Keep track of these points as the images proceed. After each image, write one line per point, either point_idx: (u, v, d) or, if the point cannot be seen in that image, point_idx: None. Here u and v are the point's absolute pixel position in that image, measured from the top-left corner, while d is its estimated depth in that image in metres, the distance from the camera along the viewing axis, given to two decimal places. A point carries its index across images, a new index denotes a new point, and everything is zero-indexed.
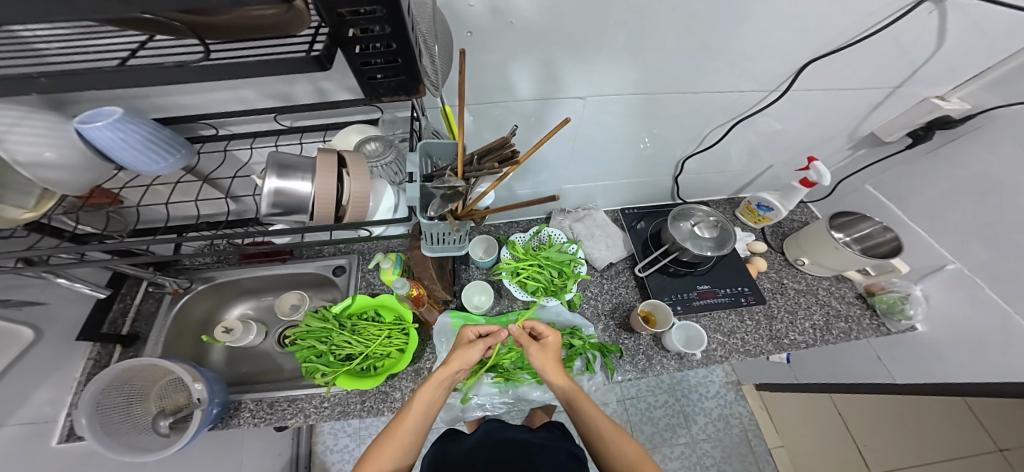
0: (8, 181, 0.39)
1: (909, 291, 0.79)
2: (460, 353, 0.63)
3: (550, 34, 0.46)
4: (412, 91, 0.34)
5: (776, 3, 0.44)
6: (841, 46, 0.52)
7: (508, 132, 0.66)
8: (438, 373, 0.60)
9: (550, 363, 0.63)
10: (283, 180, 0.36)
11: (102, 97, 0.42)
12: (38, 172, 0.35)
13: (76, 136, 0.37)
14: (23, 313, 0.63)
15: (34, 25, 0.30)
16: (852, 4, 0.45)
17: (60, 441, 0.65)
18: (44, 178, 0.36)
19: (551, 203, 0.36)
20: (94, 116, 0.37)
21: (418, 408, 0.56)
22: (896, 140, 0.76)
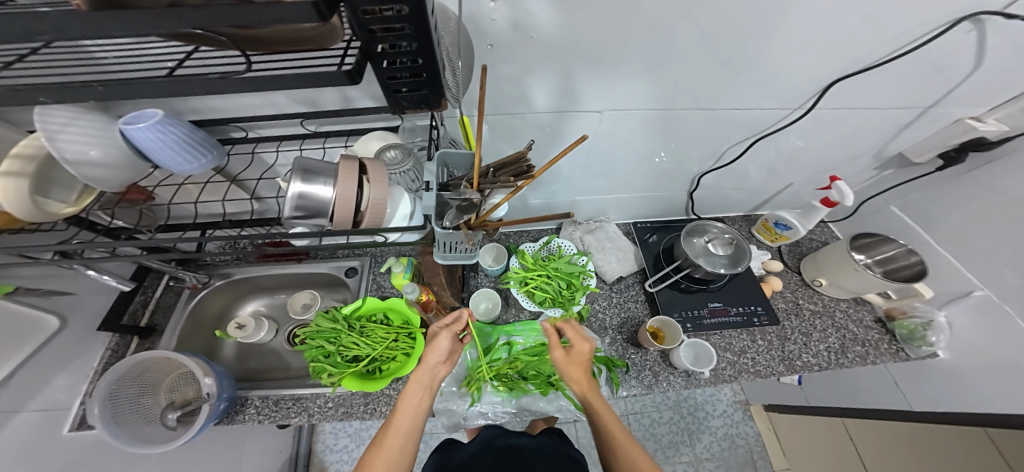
0: (52, 175, 0.41)
1: (933, 318, 0.75)
2: (432, 345, 0.62)
3: (570, 48, 0.47)
4: (434, 105, 0.34)
5: (805, 20, 0.44)
6: (870, 65, 0.52)
7: (524, 148, 0.67)
8: (416, 371, 0.59)
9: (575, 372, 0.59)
10: (307, 184, 0.38)
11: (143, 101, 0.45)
12: (82, 169, 0.36)
13: (120, 137, 0.39)
14: (51, 302, 0.67)
15: (99, 39, 0.34)
16: (884, 21, 0.45)
17: (71, 429, 0.67)
18: (86, 176, 0.37)
19: (567, 220, 0.41)
20: (136, 117, 0.39)
21: (405, 410, 0.56)
22: (927, 161, 0.74)
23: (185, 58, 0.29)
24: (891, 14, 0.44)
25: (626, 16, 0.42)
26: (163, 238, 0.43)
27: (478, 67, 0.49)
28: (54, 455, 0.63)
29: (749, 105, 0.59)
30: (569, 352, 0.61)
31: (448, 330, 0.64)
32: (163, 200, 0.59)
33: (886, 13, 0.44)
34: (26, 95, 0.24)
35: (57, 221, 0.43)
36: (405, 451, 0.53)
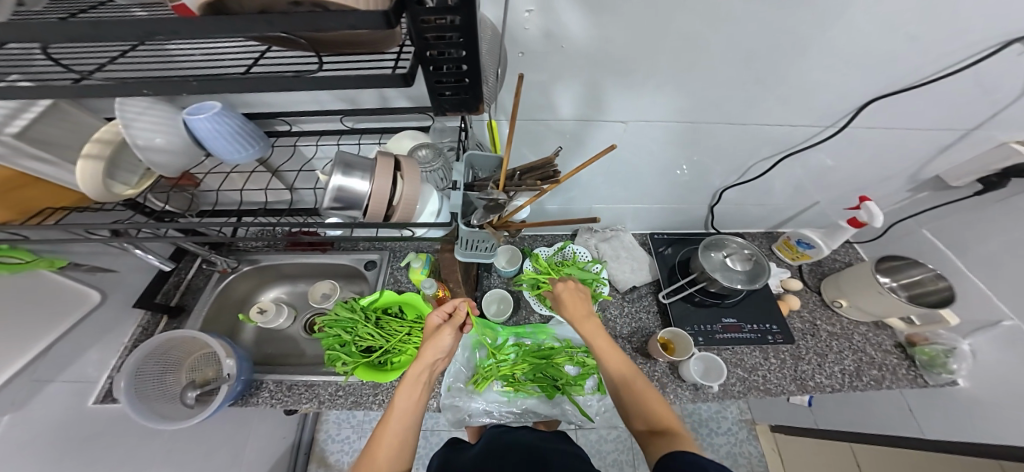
0: (120, 159, 0.46)
1: (956, 346, 0.75)
2: (429, 340, 0.64)
3: (602, 59, 0.48)
4: (473, 109, 0.36)
5: (843, 36, 0.44)
6: (912, 84, 0.51)
7: (552, 153, 0.69)
8: (412, 368, 0.60)
9: (570, 311, 0.67)
10: (346, 177, 0.40)
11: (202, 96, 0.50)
12: (148, 155, 0.41)
13: (182, 127, 0.43)
14: (95, 278, 0.72)
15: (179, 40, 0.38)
16: (929, 39, 0.44)
17: (96, 402, 0.70)
18: (152, 161, 0.42)
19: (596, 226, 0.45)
20: (197, 108, 0.43)
21: (402, 406, 0.56)
22: (965, 185, 0.72)
23: (258, 59, 0.32)
24: (927, 38, 0.44)
25: (659, 31, 0.43)
26: (207, 222, 0.46)
27: (515, 75, 0.51)
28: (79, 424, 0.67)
29: (778, 121, 0.59)
30: (558, 294, 0.70)
31: (448, 325, 0.65)
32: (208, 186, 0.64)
33: (930, 34, 0.43)
34: (132, 87, 0.28)
35: (121, 201, 0.48)
36: (404, 445, 0.54)
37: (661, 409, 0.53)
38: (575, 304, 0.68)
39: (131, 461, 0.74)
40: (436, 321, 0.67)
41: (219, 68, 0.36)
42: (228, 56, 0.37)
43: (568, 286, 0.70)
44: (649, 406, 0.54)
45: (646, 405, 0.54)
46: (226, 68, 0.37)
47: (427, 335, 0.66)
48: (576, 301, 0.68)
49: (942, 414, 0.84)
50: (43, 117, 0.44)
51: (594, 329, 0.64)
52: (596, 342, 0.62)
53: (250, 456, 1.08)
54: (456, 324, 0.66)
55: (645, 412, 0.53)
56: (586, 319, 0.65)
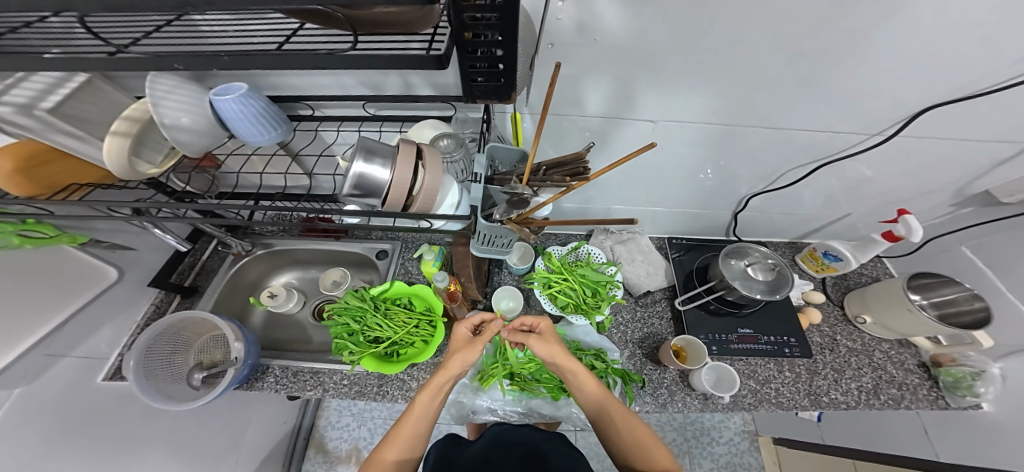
0: (146, 136, 0.46)
1: (986, 368, 0.70)
2: (456, 352, 0.62)
3: (637, 54, 0.46)
4: (504, 97, 0.34)
5: (902, 33, 0.40)
6: (972, 94, 0.48)
7: (581, 149, 0.67)
8: (436, 375, 0.59)
9: (555, 349, 0.62)
10: (366, 163, 0.39)
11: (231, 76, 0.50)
12: (175, 133, 0.42)
13: (209, 107, 0.44)
14: (114, 255, 0.74)
15: (208, 14, 0.37)
16: (999, 43, 0.40)
17: (105, 378, 0.71)
18: (178, 140, 0.43)
19: (629, 225, 0.43)
20: (225, 89, 0.44)
21: (418, 412, 0.56)
22: (1018, 203, 0.67)
23: (290, 35, 0.32)
24: (998, 44, 0.40)
25: (701, 26, 0.41)
26: (223, 205, 0.46)
27: (550, 66, 0.49)
28: (90, 398, 0.69)
29: (816, 126, 0.57)
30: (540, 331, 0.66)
31: (480, 340, 0.63)
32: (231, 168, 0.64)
33: (1009, 35, 0.39)
34: (164, 61, 0.28)
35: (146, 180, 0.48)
36: (414, 448, 0.55)
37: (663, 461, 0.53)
38: (553, 341, 0.64)
39: (137, 436, 0.75)
40: (462, 332, 0.65)
41: (248, 44, 0.36)
42: (259, 34, 0.37)
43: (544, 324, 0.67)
44: (640, 445, 0.54)
45: (637, 443, 0.54)
46: (256, 44, 0.37)
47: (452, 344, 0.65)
48: (552, 343, 0.63)
49: (960, 438, 0.81)
50: (74, 94, 0.45)
51: (580, 368, 0.61)
52: (585, 379, 0.60)
53: (251, 437, 1.10)
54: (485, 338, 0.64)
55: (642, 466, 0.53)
56: (564, 356, 0.62)
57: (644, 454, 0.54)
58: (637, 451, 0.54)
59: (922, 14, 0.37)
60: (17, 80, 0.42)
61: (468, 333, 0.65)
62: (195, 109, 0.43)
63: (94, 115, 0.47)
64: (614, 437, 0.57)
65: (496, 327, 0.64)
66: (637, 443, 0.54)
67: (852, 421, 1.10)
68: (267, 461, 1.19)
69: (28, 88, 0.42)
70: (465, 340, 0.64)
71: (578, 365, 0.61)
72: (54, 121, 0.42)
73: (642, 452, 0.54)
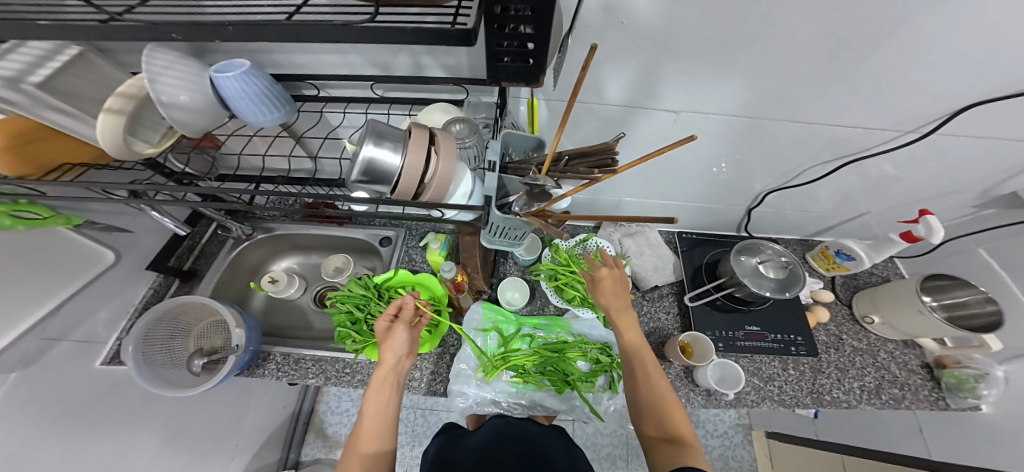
0: (143, 114, 0.43)
1: (990, 371, 0.70)
2: (382, 341, 0.61)
3: (664, 38, 0.44)
4: (532, 80, 0.32)
5: (953, 19, 0.37)
6: (1017, 90, 0.45)
7: (611, 139, 0.65)
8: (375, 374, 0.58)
9: (613, 292, 0.59)
10: (376, 147, 0.37)
11: (234, 50, 0.48)
12: (172, 112, 0.39)
13: (209, 84, 0.42)
14: (111, 238, 0.72)
15: None
16: None
17: (104, 363, 0.71)
18: (177, 119, 0.40)
19: (668, 225, 0.34)
20: (226, 66, 0.43)
21: (370, 413, 0.55)
22: None
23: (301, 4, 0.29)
24: None
25: (743, 12, 0.39)
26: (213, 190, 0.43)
27: (585, 48, 0.46)
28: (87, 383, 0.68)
29: (842, 120, 0.55)
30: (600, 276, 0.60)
31: (402, 323, 0.62)
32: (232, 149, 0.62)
33: None
34: (162, 31, 0.25)
35: (142, 160, 0.46)
36: (381, 450, 0.53)
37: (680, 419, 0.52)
38: (612, 289, 0.59)
39: (136, 420, 0.75)
40: (382, 323, 0.62)
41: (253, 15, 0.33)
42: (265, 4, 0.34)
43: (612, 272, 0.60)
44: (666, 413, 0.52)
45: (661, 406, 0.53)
46: (263, 14, 0.34)
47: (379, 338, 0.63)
48: (616, 290, 0.59)
49: (958, 440, 0.81)
50: (65, 68, 0.42)
51: (626, 319, 0.58)
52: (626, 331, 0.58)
53: (251, 422, 1.10)
54: (407, 321, 0.63)
55: (661, 420, 0.52)
56: (619, 304, 0.58)
57: (662, 415, 0.52)
58: (659, 402, 0.53)
59: (991, 3, 0.35)
60: (4, 52, 0.39)
61: (387, 322, 0.63)
62: (193, 85, 0.41)
63: (88, 91, 0.44)
64: (637, 394, 0.55)
65: (411, 308, 0.64)
66: (658, 399, 0.53)
67: (848, 418, 1.11)
68: (266, 444, 1.20)
69: (16, 61, 0.39)
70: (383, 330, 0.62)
71: (626, 313, 0.58)
72: (43, 96, 0.39)
73: (667, 410, 0.53)
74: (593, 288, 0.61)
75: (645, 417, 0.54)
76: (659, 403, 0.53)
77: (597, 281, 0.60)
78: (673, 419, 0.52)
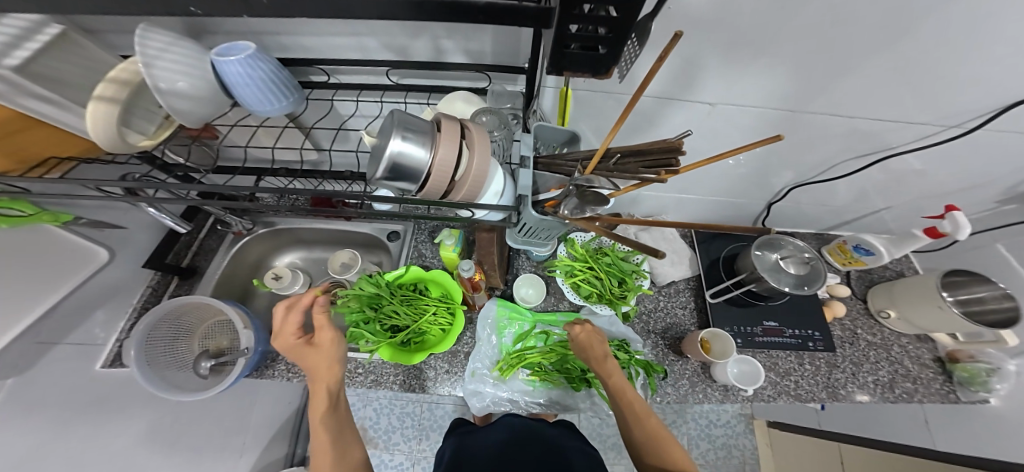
0: (139, 102, 0.38)
1: (1002, 365, 0.73)
2: (307, 359, 0.55)
3: (717, 25, 0.40)
4: (599, 72, 0.29)
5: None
6: None
7: (675, 137, 0.62)
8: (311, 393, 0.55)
9: (594, 347, 0.63)
10: (404, 141, 0.33)
11: (237, 30, 0.43)
12: (172, 100, 0.35)
13: (211, 69, 0.38)
14: (102, 235, 0.67)
15: None
16: None
17: (105, 366, 0.67)
18: (175, 108, 0.36)
19: (779, 140, 0.33)
20: (228, 49, 0.38)
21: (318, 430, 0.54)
22: None
23: None
24: None
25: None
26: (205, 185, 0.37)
27: (668, 35, 0.42)
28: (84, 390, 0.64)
29: (887, 114, 0.53)
30: (577, 337, 0.65)
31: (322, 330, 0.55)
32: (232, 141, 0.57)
33: None
34: (179, 3, 0.21)
35: (138, 153, 0.41)
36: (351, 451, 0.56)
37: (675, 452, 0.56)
38: (593, 344, 0.64)
39: (142, 425, 0.72)
40: (294, 342, 0.55)
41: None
42: None
43: (585, 328, 0.65)
44: (665, 451, 0.55)
45: (659, 447, 0.56)
46: None
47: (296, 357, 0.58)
48: (593, 343, 0.64)
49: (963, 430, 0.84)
50: (47, 48, 0.37)
51: (612, 370, 0.62)
52: (614, 383, 0.61)
53: (258, 419, 1.08)
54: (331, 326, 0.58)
55: (657, 457, 0.56)
56: (602, 357, 0.63)
57: (661, 452, 0.55)
58: (654, 441, 0.56)
59: None
60: None
61: (297, 340, 0.56)
62: (192, 70, 0.36)
63: (73, 75, 0.39)
64: (634, 437, 0.58)
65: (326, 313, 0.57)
66: (654, 441, 0.56)
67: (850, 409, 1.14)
68: (273, 441, 1.18)
69: None
70: (300, 348, 0.55)
71: (609, 364, 0.62)
72: (24, 82, 0.35)
73: (663, 445, 0.56)
74: (577, 349, 0.65)
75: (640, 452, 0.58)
76: (655, 442, 0.56)
77: (575, 340, 0.65)
78: (670, 452, 0.55)
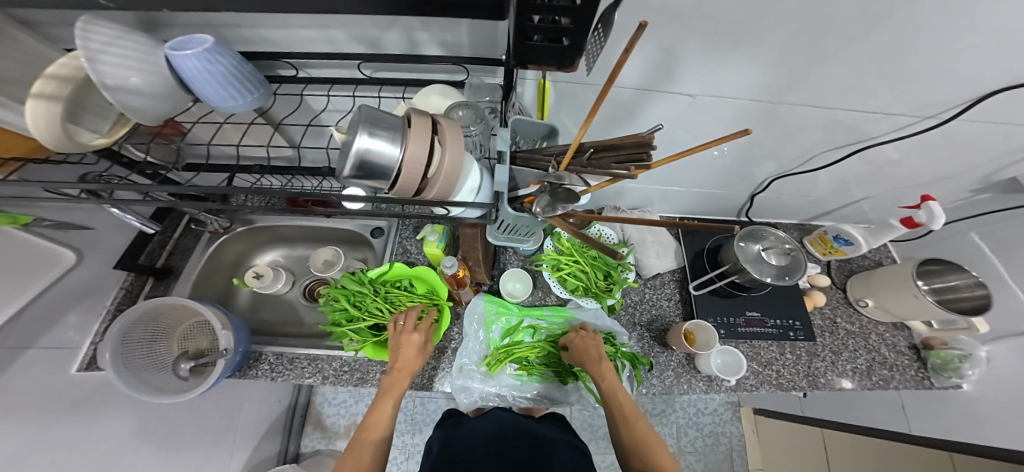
0: (88, 101, 0.37)
1: (973, 352, 0.74)
2: (415, 357, 0.66)
3: (694, 17, 0.39)
4: (565, 62, 0.28)
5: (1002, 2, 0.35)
6: None
7: (648, 131, 0.63)
8: (393, 381, 0.63)
9: (590, 349, 0.68)
10: (370, 138, 0.32)
11: (193, 22, 0.41)
12: (121, 97, 0.33)
13: (164, 63, 0.36)
14: (68, 236, 0.65)
15: None
16: None
17: (80, 369, 0.66)
18: (127, 105, 0.34)
19: (745, 136, 0.29)
20: (183, 41, 0.36)
21: (376, 418, 0.60)
22: None
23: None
24: None
25: None
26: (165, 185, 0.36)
27: (633, 23, 0.41)
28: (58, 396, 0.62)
29: (865, 106, 0.53)
30: (574, 341, 0.71)
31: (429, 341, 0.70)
32: (199, 139, 0.56)
33: None
34: None
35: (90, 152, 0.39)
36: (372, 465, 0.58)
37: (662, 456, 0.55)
38: (588, 348, 0.68)
39: (123, 429, 0.70)
40: (417, 339, 0.67)
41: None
42: None
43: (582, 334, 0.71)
44: (654, 457, 0.55)
45: (650, 453, 0.56)
46: None
47: (393, 345, 0.67)
48: (590, 346, 0.69)
49: (936, 413, 0.87)
50: None
51: (607, 372, 0.65)
52: (606, 385, 0.63)
53: (247, 419, 1.07)
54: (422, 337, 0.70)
55: (644, 461, 0.55)
56: (597, 359, 0.66)
57: (646, 457, 0.56)
58: (643, 444, 0.57)
59: None
60: None
61: (421, 341, 0.67)
62: (146, 65, 0.34)
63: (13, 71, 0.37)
64: (621, 438, 0.59)
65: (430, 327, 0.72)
66: (642, 444, 0.57)
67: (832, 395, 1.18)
68: (264, 439, 1.18)
69: None
70: (416, 346, 0.66)
71: (603, 366, 0.66)
72: None
73: (651, 449, 0.56)
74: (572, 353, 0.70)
75: (633, 462, 0.57)
76: (643, 446, 0.57)
77: (571, 344, 0.71)
78: (658, 457, 0.55)
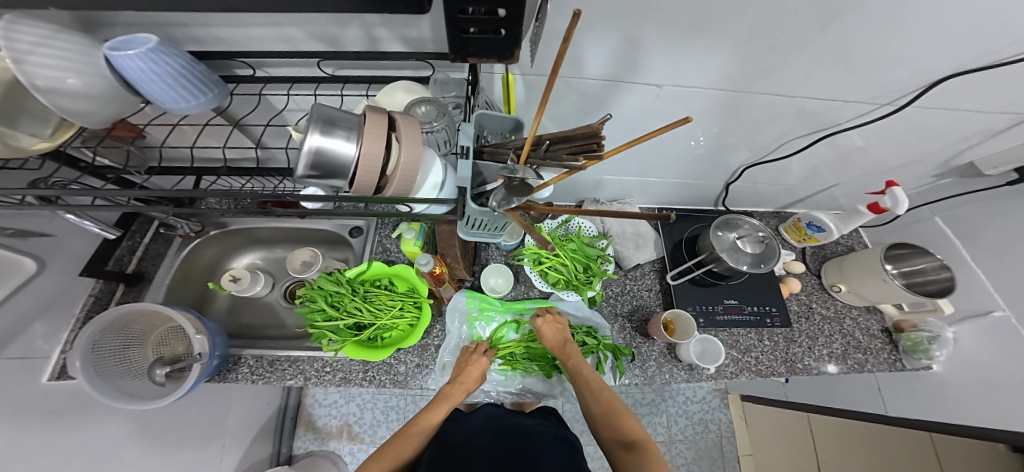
0: (22, 104, 0.36)
1: (941, 333, 0.77)
2: (475, 377, 0.72)
3: (650, 9, 0.39)
4: (506, 55, 0.28)
5: None
6: (993, 63, 0.45)
7: (596, 121, 0.63)
8: (453, 391, 0.70)
9: (554, 331, 0.69)
10: (323, 136, 0.31)
11: (136, 20, 0.39)
12: (55, 99, 0.32)
13: (105, 63, 0.34)
14: (28, 244, 0.62)
15: None
16: None
17: (51, 379, 0.64)
18: (63, 107, 0.33)
19: (687, 123, 0.32)
20: (127, 41, 0.35)
21: (428, 418, 0.68)
22: (998, 174, 0.69)
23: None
24: None
25: None
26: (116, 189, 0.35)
27: (566, 14, 0.40)
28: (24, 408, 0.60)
29: (828, 95, 0.54)
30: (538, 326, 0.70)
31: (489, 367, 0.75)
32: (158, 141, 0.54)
33: None
34: None
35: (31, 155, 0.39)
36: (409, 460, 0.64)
37: (627, 421, 0.57)
38: (553, 331, 0.69)
39: (97, 439, 0.68)
40: (482, 361, 0.74)
41: None
42: None
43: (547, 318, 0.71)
44: (620, 422, 0.57)
45: (617, 420, 0.57)
46: None
47: (464, 360, 0.75)
48: (555, 329, 0.69)
49: (909, 393, 0.91)
50: None
51: (573, 352, 0.66)
52: (572, 363, 0.65)
53: (234, 423, 1.06)
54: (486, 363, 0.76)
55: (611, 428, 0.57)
56: (563, 340, 0.68)
57: (611, 423, 0.57)
58: (609, 412, 0.58)
59: None
60: None
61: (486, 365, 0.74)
62: (83, 66, 0.33)
63: None
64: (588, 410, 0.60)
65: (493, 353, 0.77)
66: (606, 413, 0.58)
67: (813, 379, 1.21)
68: (254, 443, 1.17)
69: None
70: (480, 367, 0.73)
71: (568, 346, 0.67)
72: None
73: (617, 414, 0.57)
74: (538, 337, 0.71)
75: (603, 431, 0.58)
76: (608, 412, 0.58)
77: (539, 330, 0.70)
78: (623, 422, 0.56)
